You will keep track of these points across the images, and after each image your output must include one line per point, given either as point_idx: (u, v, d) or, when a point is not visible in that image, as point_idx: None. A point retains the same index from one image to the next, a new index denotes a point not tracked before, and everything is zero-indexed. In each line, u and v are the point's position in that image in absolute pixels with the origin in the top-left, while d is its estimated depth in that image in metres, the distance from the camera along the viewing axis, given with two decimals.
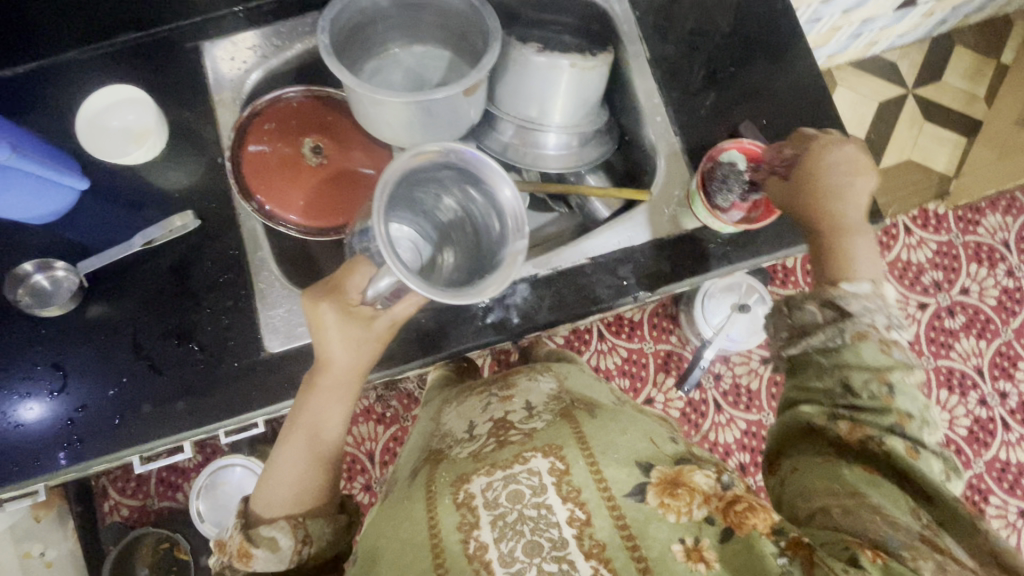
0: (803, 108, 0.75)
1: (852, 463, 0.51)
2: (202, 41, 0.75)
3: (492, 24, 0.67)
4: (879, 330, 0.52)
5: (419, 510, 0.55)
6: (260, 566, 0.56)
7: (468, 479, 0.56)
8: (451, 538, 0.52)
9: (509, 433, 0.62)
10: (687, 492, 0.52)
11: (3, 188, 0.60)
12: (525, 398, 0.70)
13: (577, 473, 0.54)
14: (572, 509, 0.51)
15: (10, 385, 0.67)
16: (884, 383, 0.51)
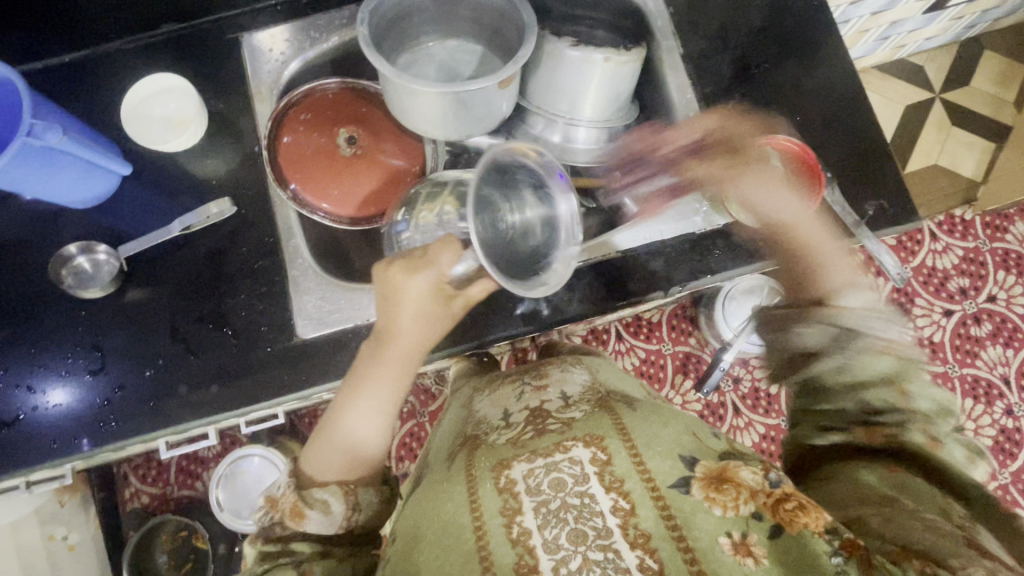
0: (838, 105, 0.75)
1: (874, 466, 0.52)
2: (242, 32, 0.76)
3: (527, 17, 0.68)
4: (882, 339, 0.53)
5: (461, 493, 0.56)
6: (312, 527, 0.58)
7: (508, 465, 0.57)
8: (494, 521, 0.52)
9: (547, 422, 0.63)
10: (734, 488, 0.51)
11: (52, 170, 0.62)
12: (559, 389, 0.71)
13: (619, 463, 0.54)
14: (616, 499, 0.51)
15: (50, 363, 0.69)
16: (893, 385, 0.52)
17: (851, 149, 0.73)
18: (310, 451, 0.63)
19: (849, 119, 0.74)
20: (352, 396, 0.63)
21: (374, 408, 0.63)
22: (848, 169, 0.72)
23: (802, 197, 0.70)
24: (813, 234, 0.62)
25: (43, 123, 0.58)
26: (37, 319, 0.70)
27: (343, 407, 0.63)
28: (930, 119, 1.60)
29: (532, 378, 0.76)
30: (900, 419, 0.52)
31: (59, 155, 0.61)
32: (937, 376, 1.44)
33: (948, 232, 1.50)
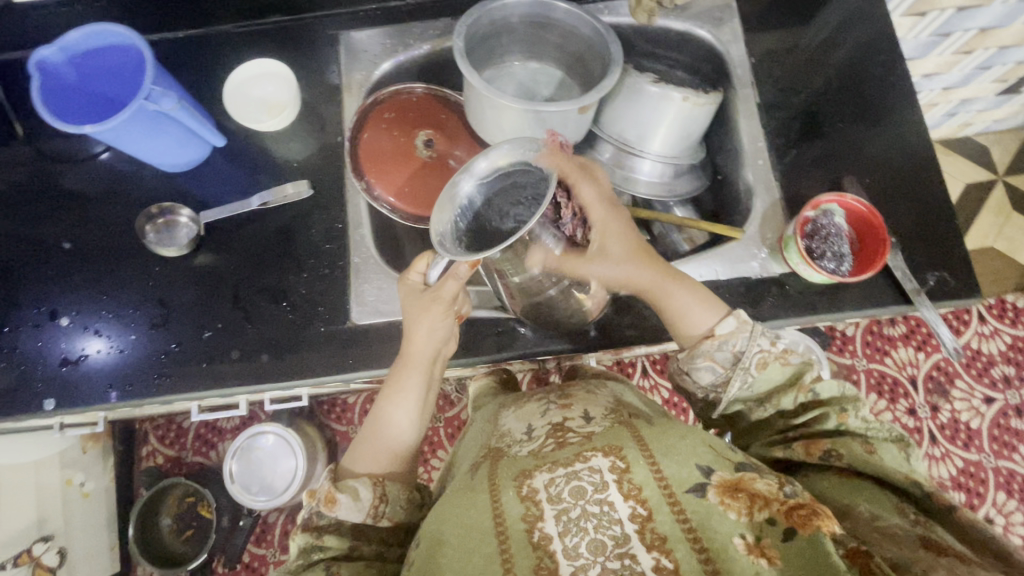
0: (910, 173, 0.75)
1: (829, 473, 0.56)
2: (342, 30, 0.81)
3: (615, 50, 0.71)
4: (770, 352, 0.60)
5: (483, 500, 0.56)
6: (341, 513, 0.57)
7: (530, 474, 0.57)
8: (515, 526, 0.53)
9: (567, 434, 0.62)
10: (750, 497, 0.51)
11: (157, 132, 0.67)
12: (584, 407, 0.68)
13: (637, 472, 0.54)
14: (634, 506, 0.52)
15: (119, 311, 0.73)
16: (795, 387, 0.60)
17: (918, 217, 0.73)
18: (355, 444, 0.65)
19: (919, 188, 0.74)
20: (389, 389, 0.65)
21: (408, 409, 0.65)
22: (914, 236, 0.72)
23: (864, 256, 0.69)
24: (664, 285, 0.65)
25: (160, 90, 0.62)
26: (114, 269, 0.74)
27: (385, 405, 0.65)
28: (990, 201, 1.57)
29: (558, 397, 0.73)
30: (842, 437, 0.56)
31: (166, 119, 0.66)
32: (970, 464, 1.38)
33: (997, 317, 1.46)
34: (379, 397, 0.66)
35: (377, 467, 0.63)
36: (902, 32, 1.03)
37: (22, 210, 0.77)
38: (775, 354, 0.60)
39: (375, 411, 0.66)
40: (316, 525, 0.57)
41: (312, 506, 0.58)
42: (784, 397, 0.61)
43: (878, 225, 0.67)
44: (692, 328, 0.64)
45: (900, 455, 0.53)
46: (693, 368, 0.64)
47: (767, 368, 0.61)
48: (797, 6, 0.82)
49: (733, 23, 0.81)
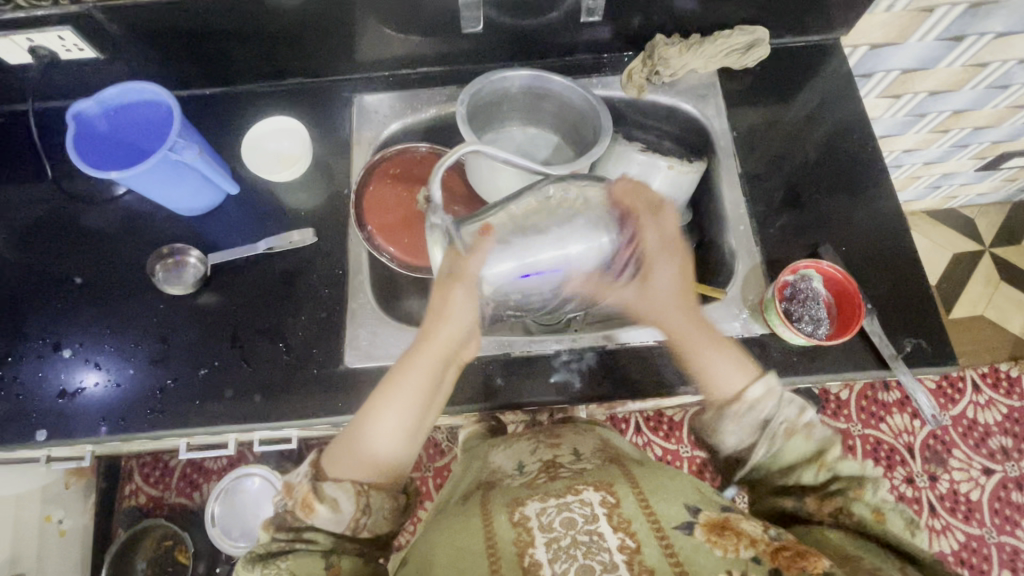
0: (884, 244, 0.78)
1: (834, 531, 0.56)
2: (356, 94, 0.88)
3: (605, 120, 0.77)
4: (792, 420, 0.60)
5: (476, 523, 0.57)
6: (319, 522, 0.58)
7: (523, 502, 0.58)
8: (507, 547, 0.53)
9: (560, 470, 0.65)
10: (738, 535, 0.52)
11: (177, 179, 0.72)
12: (573, 446, 0.72)
13: (627, 506, 0.55)
14: (623, 539, 0.52)
15: (120, 346, 0.75)
16: (816, 446, 0.60)
17: (894, 286, 0.76)
18: (333, 444, 0.62)
19: (893, 257, 0.78)
20: (388, 394, 0.62)
21: (407, 420, 0.62)
22: (889, 304, 0.75)
23: (842, 319, 0.71)
24: (686, 329, 0.66)
25: (184, 142, 0.68)
26: (121, 304, 0.77)
27: (379, 402, 0.62)
28: (979, 270, 1.61)
29: (547, 437, 0.76)
30: (848, 498, 0.57)
31: (185, 169, 0.72)
32: (972, 539, 1.35)
33: (991, 386, 1.46)
34: (373, 399, 0.63)
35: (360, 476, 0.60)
36: (879, 111, 1.10)
37: (41, 247, 0.81)
38: (801, 425, 0.60)
39: (353, 430, 0.62)
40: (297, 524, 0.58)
41: (289, 506, 0.57)
42: (804, 470, 0.59)
43: (853, 292, 0.70)
44: (718, 388, 0.63)
45: (902, 519, 0.55)
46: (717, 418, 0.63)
47: (793, 436, 0.60)
48: (777, 88, 0.88)
49: (716, 100, 0.87)
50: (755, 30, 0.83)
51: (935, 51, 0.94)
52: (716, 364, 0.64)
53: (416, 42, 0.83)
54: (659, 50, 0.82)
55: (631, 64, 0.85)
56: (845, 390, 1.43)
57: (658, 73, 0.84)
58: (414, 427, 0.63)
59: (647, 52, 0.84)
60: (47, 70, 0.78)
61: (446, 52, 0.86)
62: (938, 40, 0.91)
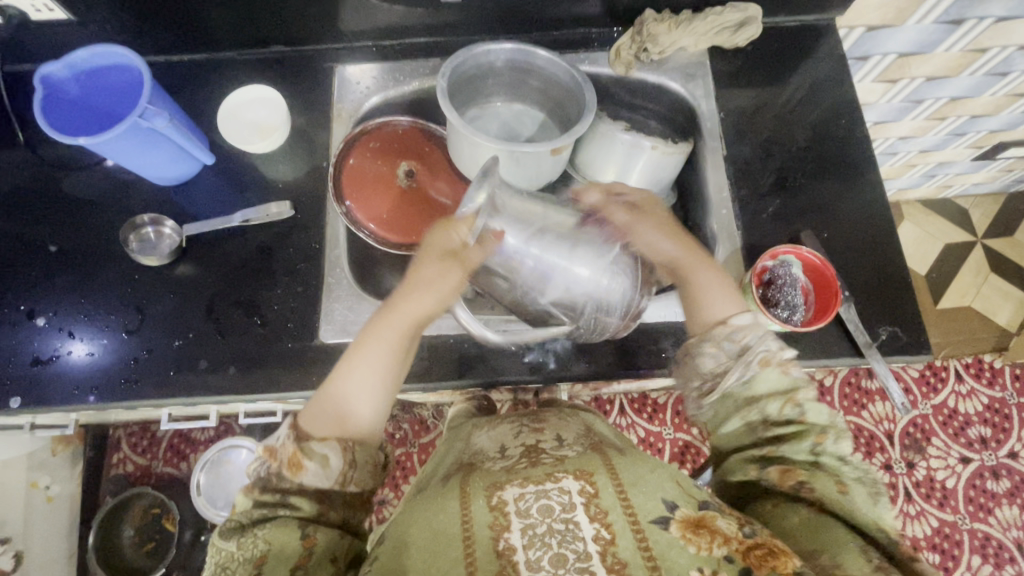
0: (865, 231, 0.78)
1: (799, 506, 0.56)
2: (338, 64, 0.86)
3: (589, 97, 0.75)
4: (773, 353, 0.59)
5: (453, 506, 0.58)
6: (308, 479, 0.57)
7: (502, 487, 0.59)
8: (482, 532, 0.54)
9: (541, 456, 0.65)
10: (712, 533, 0.52)
11: (150, 148, 0.71)
12: (557, 432, 0.72)
13: (605, 497, 0.56)
14: (599, 529, 0.53)
15: (95, 316, 0.75)
16: (784, 398, 0.58)
17: (874, 275, 0.75)
18: (311, 405, 0.62)
19: (874, 244, 0.77)
20: (354, 359, 0.63)
21: (377, 373, 0.63)
22: (867, 292, 0.74)
23: (817, 308, 0.71)
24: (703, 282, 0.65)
25: (155, 109, 0.66)
26: (97, 273, 0.77)
27: (350, 361, 0.63)
28: (970, 261, 1.60)
29: (531, 421, 0.76)
30: (817, 470, 0.56)
31: (158, 137, 0.70)
32: (945, 524, 1.37)
33: (974, 376, 1.48)
34: (340, 366, 0.63)
35: (338, 433, 0.60)
36: (876, 96, 1.08)
37: (17, 213, 0.80)
38: (780, 358, 0.59)
39: (331, 388, 0.62)
40: (278, 488, 0.57)
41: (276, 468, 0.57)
42: (772, 402, 0.58)
43: (830, 279, 0.70)
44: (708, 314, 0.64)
45: (867, 495, 0.54)
46: (697, 354, 0.62)
47: (769, 368, 0.59)
48: (768, 70, 0.86)
49: (705, 80, 0.85)
50: (746, 8, 0.81)
51: (932, 34, 0.91)
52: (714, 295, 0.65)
53: (398, 11, 0.81)
54: (648, 26, 0.80)
55: (619, 40, 0.83)
56: (829, 377, 1.44)
57: (647, 50, 0.82)
58: (387, 383, 0.63)
59: (637, 29, 0.82)
60: (17, 31, 0.76)
61: (429, 23, 0.83)
62: (935, 23, 0.89)
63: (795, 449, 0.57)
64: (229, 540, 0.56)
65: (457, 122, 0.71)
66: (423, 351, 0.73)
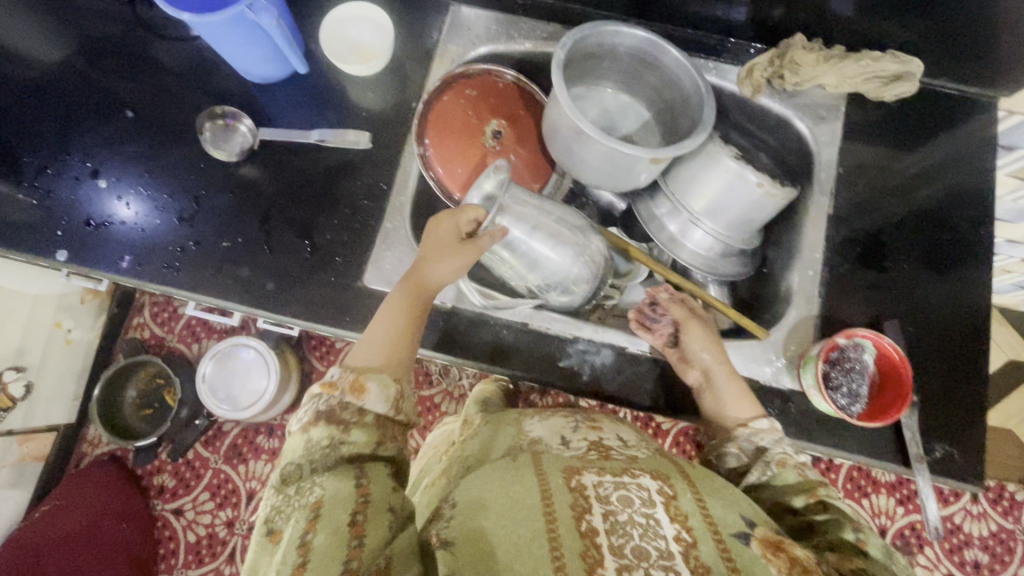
0: (953, 337, 0.71)
1: None
2: (455, 2, 0.81)
3: (707, 113, 0.69)
4: (791, 455, 0.59)
5: (531, 479, 0.52)
6: (370, 403, 0.56)
7: (580, 472, 0.54)
8: (564, 508, 0.48)
9: (612, 454, 0.61)
10: (792, 560, 0.46)
11: (248, 41, 0.68)
12: (615, 433, 0.69)
13: (684, 502, 0.50)
14: (679, 531, 0.47)
15: (154, 193, 0.74)
16: (811, 492, 0.56)
17: (947, 388, 0.69)
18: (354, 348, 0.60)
19: (959, 354, 0.71)
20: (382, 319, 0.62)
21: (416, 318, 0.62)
22: (933, 400, 0.69)
23: (876, 407, 0.65)
24: (716, 403, 0.65)
25: (264, 3, 0.63)
26: (165, 151, 0.76)
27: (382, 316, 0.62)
28: None
29: (587, 419, 0.72)
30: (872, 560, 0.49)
31: (259, 32, 0.67)
32: None
33: (990, 501, 1.40)
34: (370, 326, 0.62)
35: (386, 365, 0.59)
36: (1004, 190, 0.98)
37: (104, 67, 0.78)
38: (796, 461, 0.59)
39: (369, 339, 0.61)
40: (341, 419, 0.54)
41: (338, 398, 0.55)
42: (795, 496, 0.57)
43: (905, 378, 0.64)
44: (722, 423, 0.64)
45: None
46: (719, 453, 0.64)
47: (785, 467, 0.58)
48: (905, 134, 0.78)
49: (835, 126, 0.78)
50: (908, 61, 0.72)
51: None
52: (733, 407, 0.64)
53: None
54: (794, 51, 0.73)
55: (756, 58, 0.76)
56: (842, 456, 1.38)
57: (783, 77, 0.75)
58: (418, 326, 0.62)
59: (780, 51, 0.75)
60: None
61: None
62: None
63: (840, 532, 0.52)
64: (285, 487, 0.53)
65: (563, 99, 0.67)
66: (462, 322, 0.71)
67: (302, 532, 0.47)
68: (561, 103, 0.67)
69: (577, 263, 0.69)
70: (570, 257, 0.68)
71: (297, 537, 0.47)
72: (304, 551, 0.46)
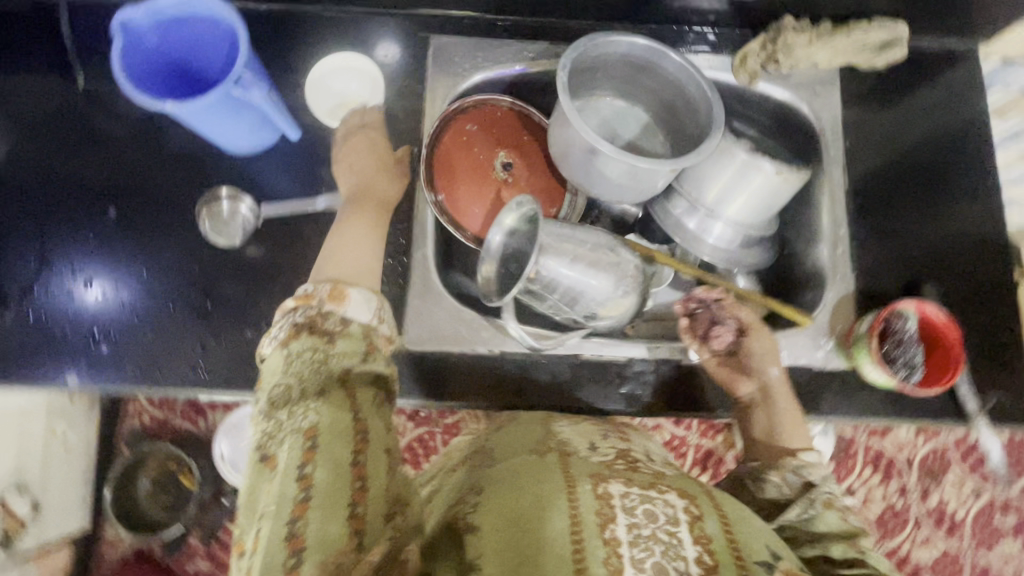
0: (985, 288, 0.73)
1: None
2: (433, 35, 0.77)
3: (718, 112, 0.68)
4: (835, 497, 0.56)
5: (552, 487, 0.46)
6: (352, 309, 0.55)
7: (606, 479, 0.48)
8: (588, 517, 0.43)
9: (639, 464, 0.54)
10: None
11: (234, 118, 0.63)
12: (645, 446, 0.61)
13: (711, 523, 0.44)
14: (701, 553, 0.42)
15: (160, 294, 0.69)
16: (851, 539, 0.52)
17: (988, 340, 0.71)
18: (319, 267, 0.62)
19: (994, 304, 0.73)
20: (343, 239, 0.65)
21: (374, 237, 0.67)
22: (978, 353, 0.71)
23: (936, 363, 0.68)
24: (779, 423, 0.65)
25: (250, 77, 0.59)
26: (162, 246, 0.71)
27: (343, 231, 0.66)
28: None
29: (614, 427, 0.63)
30: None
31: (245, 106, 0.62)
32: None
33: None
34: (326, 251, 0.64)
35: (363, 278, 0.61)
36: None
37: (76, 168, 0.73)
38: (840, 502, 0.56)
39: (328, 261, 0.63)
40: (324, 328, 0.53)
41: (304, 328, 0.52)
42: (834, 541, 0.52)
43: (954, 341, 0.66)
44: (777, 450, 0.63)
45: None
46: (760, 479, 0.60)
47: (829, 508, 0.55)
48: (899, 95, 0.80)
49: (834, 101, 0.78)
50: (896, 28, 0.74)
51: None
52: (791, 432, 0.64)
53: None
54: (785, 35, 0.73)
55: (746, 45, 0.76)
56: None
57: (777, 60, 0.75)
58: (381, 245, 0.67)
59: (771, 36, 0.74)
60: None
61: None
62: None
63: None
64: (274, 412, 0.49)
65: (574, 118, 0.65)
66: (512, 368, 0.69)
67: (298, 465, 0.44)
68: (572, 121, 0.66)
69: (621, 284, 0.68)
70: (613, 279, 0.67)
71: (293, 468, 0.44)
72: (305, 485, 0.43)
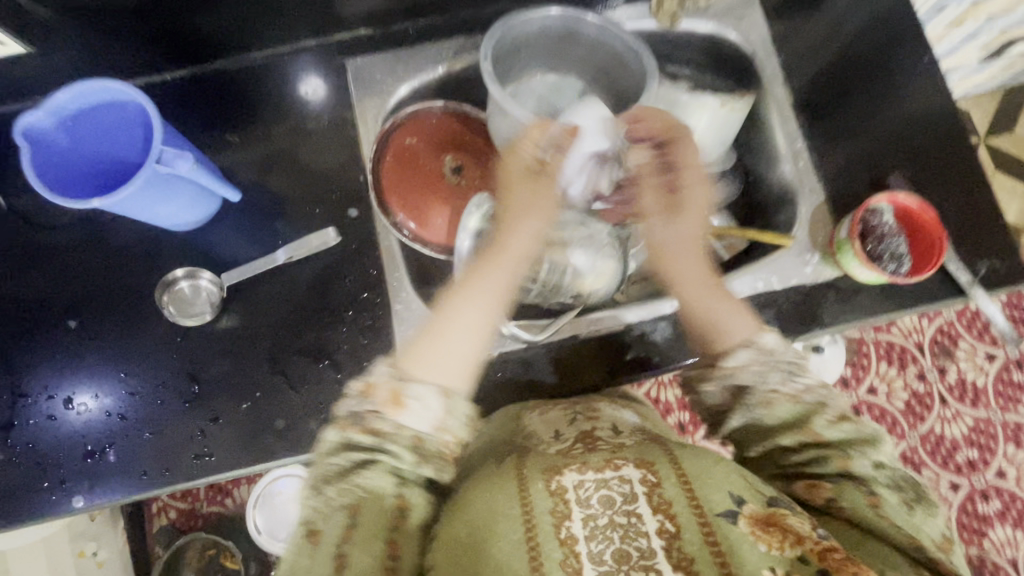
0: (953, 163, 0.73)
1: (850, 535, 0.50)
2: (349, 59, 0.76)
3: (647, 61, 0.68)
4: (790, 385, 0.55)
5: (511, 487, 0.51)
6: (410, 418, 0.50)
7: (560, 470, 0.52)
8: (543, 516, 0.48)
9: (597, 439, 0.57)
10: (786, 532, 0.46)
11: (171, 196, 0.61)
12: (613, 419, 0.62)
13: (668, 487, 0.49)
14: (662, 521, 0.47)
15: (145, 389, 0.67)
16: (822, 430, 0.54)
17: (967, 212, 0.72)
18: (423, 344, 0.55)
19: (966, 176, 0.72)
20: (463, 300, 0.58)
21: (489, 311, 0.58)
22: (961, 229, 0.71)
23: (920, 251, 0.68)
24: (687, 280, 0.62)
25: (174, 151, 0.57)
26: (133, 341, 0.68)
27: (461, 300, 0.58)
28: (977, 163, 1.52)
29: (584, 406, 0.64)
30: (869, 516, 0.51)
31: (176, 181, 0.60)
32: None
33: None
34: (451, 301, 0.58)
35: (443, 379, 0.53)
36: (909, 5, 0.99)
37: (26, 285, 0.70)
38: (795, 387, 0.55)
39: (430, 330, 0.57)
40: (376, 430, 0.49)
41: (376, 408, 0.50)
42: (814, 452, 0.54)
43: (929, 223, 0.66)
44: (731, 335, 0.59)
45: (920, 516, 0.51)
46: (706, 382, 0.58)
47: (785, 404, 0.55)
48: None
49: (757, 20, 0.78)
50: None
51: None
52: (732, 315, 0.60)
53: None
54: None
55: None
56: None
57: None
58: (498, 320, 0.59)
59: None
60: None
61: None
62: None
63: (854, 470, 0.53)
64: (318, 488, 0.49)
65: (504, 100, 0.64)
66: (517, 366, 0.68)
67: (338, 540, 0.47)
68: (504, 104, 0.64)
69: (600, 254, 0.68)
70: (590, 251, 0.68)
71: (333, 544, 0.47)
72: (340, 563, 0.46)
